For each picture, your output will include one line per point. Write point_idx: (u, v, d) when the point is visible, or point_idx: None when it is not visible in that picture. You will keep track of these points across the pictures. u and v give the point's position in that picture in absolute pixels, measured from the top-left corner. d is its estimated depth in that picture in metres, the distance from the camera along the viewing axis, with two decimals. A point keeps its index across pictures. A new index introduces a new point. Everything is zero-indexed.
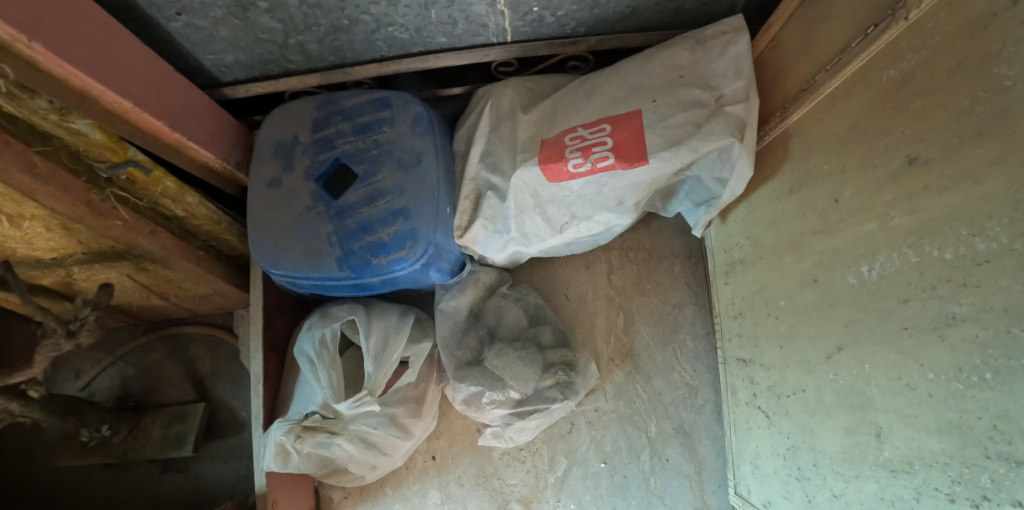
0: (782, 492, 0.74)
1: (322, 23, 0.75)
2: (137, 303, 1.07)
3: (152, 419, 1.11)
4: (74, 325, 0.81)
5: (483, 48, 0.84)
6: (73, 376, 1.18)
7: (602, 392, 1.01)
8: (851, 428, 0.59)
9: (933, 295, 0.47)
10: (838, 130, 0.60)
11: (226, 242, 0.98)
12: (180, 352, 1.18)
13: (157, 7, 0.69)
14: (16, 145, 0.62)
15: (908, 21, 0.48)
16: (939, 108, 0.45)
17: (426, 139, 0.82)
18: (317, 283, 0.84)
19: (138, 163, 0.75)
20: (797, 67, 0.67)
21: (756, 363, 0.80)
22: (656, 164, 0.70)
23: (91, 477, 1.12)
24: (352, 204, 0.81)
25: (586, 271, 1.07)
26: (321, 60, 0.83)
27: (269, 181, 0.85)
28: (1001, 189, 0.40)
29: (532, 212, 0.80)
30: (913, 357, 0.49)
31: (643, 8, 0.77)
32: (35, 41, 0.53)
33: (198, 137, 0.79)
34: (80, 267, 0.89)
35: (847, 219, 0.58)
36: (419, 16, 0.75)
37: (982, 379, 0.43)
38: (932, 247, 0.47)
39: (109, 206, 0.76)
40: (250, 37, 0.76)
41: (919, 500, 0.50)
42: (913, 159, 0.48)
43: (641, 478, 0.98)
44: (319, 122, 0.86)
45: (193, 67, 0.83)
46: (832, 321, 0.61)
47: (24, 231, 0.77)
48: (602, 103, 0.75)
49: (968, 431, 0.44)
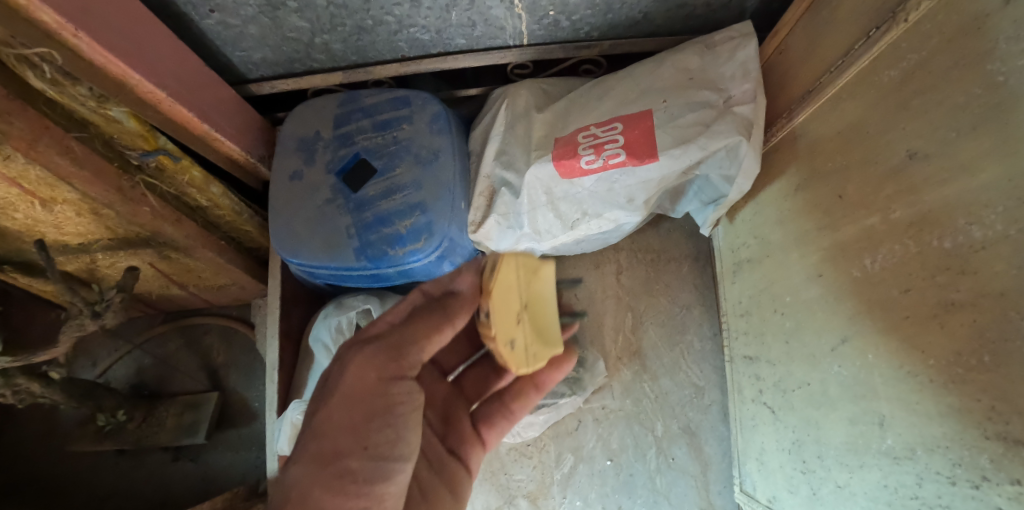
0: (787, 486, 0.76)
1: (347, 24, 0.78)
2: (157, 292, 1.10)
3: (166, 406, 1.14)
4: (100, 307, 0.84)
5: (499, 50, 0.87)
6: (90, 364, 1.20)
7: (610, 390, 1.03)
8: (855, 418, 0.61)
9: (932, 283, 0.49)
10: (841, 128, 0.62)
11: (245, 233, 1.01)
12: (195, 342, 1.21)
13: (191, 4, 0.72)
14: (56, 130, 0.65)
15: (907, 24, 0.51)
16: (936, 104, 0.48)
17: (443, 137, 0.85)
18: (334, 273, 0.86)
19: (167, 151, 0.78)
20: (802, 71, 0.70)
21: (762, 360, 0.82)
22: (666, 162, 0.72)
23: (105, 464, 1.14)
24: (370, 197, 0.84)
25: (595, 271, 1.09)
26: (344, 59, 0.87)
27: (291, 174, 0.88)
28: (996, 178, 0.42)
29: (544, 208, 0.82)
30: (915, 345, 0.51)
31: (655, 14, 0.81)
32: (81, 31, 0.57)
33: (224, 129, 0.83)
34: (104, 254, 0.93)
35: (850, 215, 0.60)
36: (440, 19, 0.78)
37: (980, 362, 0.44)
38: (932, 237, 0.49)
39: (139, 193, 0.78)
40: (278, 35, 0.80)
41: (921, 485, 0.51)
42: (912, 154, 0.51)
43: (647, 476, 0.99)
44: (340, 118, 0.89)
45: (222, 64, 0.86)
46: (836, 314, 0.63)
47: (55, 216, 0.81)
48: (614, 103, 0.78)
49: (967, 413, 0.46)
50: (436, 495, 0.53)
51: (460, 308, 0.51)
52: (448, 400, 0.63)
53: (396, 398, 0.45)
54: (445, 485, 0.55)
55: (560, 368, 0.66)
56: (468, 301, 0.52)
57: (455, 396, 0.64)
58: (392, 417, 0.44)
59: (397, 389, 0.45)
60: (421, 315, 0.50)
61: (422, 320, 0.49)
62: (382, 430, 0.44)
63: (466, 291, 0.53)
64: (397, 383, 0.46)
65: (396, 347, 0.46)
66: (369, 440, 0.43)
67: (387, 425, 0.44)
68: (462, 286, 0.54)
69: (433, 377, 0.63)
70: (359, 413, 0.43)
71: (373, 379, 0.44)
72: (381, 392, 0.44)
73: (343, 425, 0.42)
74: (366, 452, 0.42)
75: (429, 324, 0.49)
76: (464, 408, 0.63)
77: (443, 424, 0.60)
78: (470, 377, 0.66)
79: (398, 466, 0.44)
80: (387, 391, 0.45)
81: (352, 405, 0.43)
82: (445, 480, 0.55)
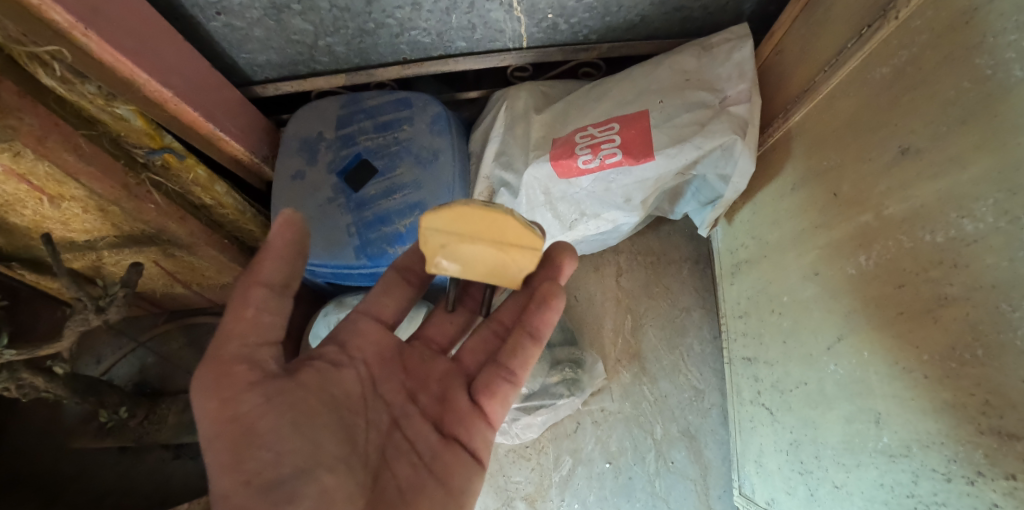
0: (786, 488, 0.75)
1: (350, 27, 0.80)
2: (161, 290, 1.12)
3: (168, 404, 1.15)
4: (104, 301, 0.86)
5: (499, 53, 0.89)
6: (94, 362, 1.22)
7: (609, 392, 1.03)
8: (851, 416, 0.60)
9: (925, 278, 0.49)
10: (837, 126, 0.62)
11: (248, 232, 1.03)
12: (198, 341, 1.23)
13: (198, 7, 0.73)
14: (64, 127, 0.67)
15: (898, 21, 0.52)
16: (927, 100, 0.48)
17: (443, 138, 0.86)
18: (335, 272, 0.87)
19: (173, 150, 0.80)
20: (798, 72, 0.71)
21: (760, 360, 0.82)
22: (662, 161, 0.73)
23: (105, 460, 1.15)
24: (371, 196, 0.85)
25: (595, 273, 1.09)
26: (347, 62, 0.89)
27: (293, 174, 0.89)
28: (987, 171, 0.42)
29: (542, 208, 0.83)
30: (909, 340, 0.51)
31: (652, 17, 0.82)
32: (91, 30, 0.59)
33: (228, 129, 0.84)
34: (110, 251, 0.95)
35: (845, 213, 0.61)
36: (440, 22, 0.80)
37: (973, 356, 0.44)
38: (924, 232, 0.49)
39: (145, 190, 0.80)
40: (283, 38, 0.81)
41: (916, 483, 0.51)
42: (904, 150, 0.51)
43: (646, 480, 0.98)
44: (342, 119, 0.90)
45: (228, 66, 0.88)
46: (832, 312, 0.63)
47: (62, 212, 0.83)
48: (612, 104, 0.79)
49: (961, 408, 0.46)
50: (423, 488, 0.52)
51: (257, 267, 0.46)
52: (446, 378, 0.59)
53: (251, 415, 0.44)
54: (434, 478, 0.53)
55: (552, 307, 0.58)
56: (269, 254, 0.46)
57: (454, 372, 0.60)
58: (257, 437, 0.44)
59: (245, 405, 0.44)
60: (249, 289, 0.45)
61: (245, 290, 0.45)
62: (254, 455, 0.43)
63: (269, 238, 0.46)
64: (247, 398, 0.45)
65: (218, 372, 0.44)
66: (248, 471, 0.43)
67: (258, 445, 0.43)
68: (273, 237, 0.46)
69: (426, 360, 0.60)
70: (230, 449, 0.43)
71: (221, 411, 0.44)
72: (230, 417, 0.44)
73: (223, 466, 0.43)
74: (252, 485, 0.42)
75: (251, 296, 0.45)
76: (465, 384, 0.59)
77: (437, 408, 0.57)
78: (471, 348, 0.62)
79: (292, 481, 0.43)
80: (236, 413, 0.44)
81: (226, 439, 0.44)
82: (436, 473, 0.53)
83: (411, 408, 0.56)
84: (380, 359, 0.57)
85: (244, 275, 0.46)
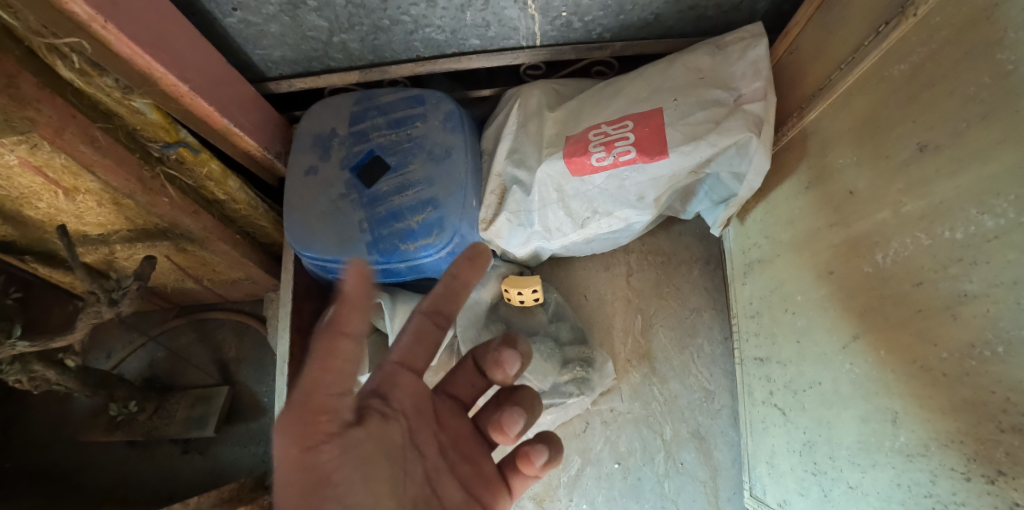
0: (798, 489, 0.74)
1: (365, 23, 0.80)
2: (172, 285, 1.13)
3: (177, 399, 1.16)
4: (117, 295, 0.86)
5: (513, 51, 0.89)
6: (105, 356, 1.24)
7: (618, 392, 1.02)
8: (866, 416, 0.60)
9: (945, 275, 0.49)
10: (854, 123, 0.62)
11: (260, 227, 1.04)
12: (207, 336, 1.23)
13: (215, 3, 0.74)
14: (81, 120, 0.68)
15: (916, 17, 0.52)
16: (946, 96, 0.48)
17: (455, 135, 0.87)
18: (347, 267, 0.87)
19: (187, 144, 0.80)
20: (814, 69, 0.71)
21: (773, 361, 0.81)
22: (676, 158, 0.73)
23: (115, 454, 1.16)
24: (383, 192, 0.85)
25: (606, 272, 1.09)
26: (360, 59, 0.89)
27: (306, 169, 0.89)
28: (1006, 167, 0.42)
29: (555, 206, 0.83)
30: (927, 338, 0.51)
31: (666, 16, 0.82)
32: (110, 23, 0.59)
33: (243, 124, 0.85)
34: (122, 245, 0.96)
35: (862, 210, 0.60)
36: (454, 19, 0.80)
37: (994, 353, 0.44)
38: (944, 229, 0.49)
39: (159, 183, 0.81)
40: (298, 34, 0.82)
41: (935, 483, 0.50)
42: (923, 147, 0.51)
43: (655, 481, 0.98)
44: (355, 116, 0.91)
45: (243, 63, 0.89)
46: (847, 311, 0.63)
47: (77, 206, 0.84)
48: (625, 102, 0.79)
49: (981, 406, 0.45)
50: None
51: (346, 320, 0.39)
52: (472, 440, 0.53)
53: (328, 466, 0.39)
54: None
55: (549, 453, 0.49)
56: (347, 306, 0.39)
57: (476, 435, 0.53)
58: (330, 489, 0.39)
59: (324, 456, 0.39)
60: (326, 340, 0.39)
61: (326, 348, 0.39)
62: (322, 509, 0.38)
63: (344, 293, 0.39)
64: (326, 449, 0.39)
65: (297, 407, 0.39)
66: None
67: (329, 496, 0.38)
68: (349, 288, 0.39)
69: (454, 413, 0.53)
70: (300, 500, 0.38)
71: (299, 459, 0.39)
72: (306, 465, 0.39)
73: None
74: None
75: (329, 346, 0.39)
76: (486, 450, 0.53)
77: (467, 467, 0.51)
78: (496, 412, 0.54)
79: None
80: (315, 462, 0.39)
81: (294, 489, 0.38)
82: None
83: (443, 463, 0.49)
84: (414, 406, 0.49)
85: (317, 339, 0.39)
